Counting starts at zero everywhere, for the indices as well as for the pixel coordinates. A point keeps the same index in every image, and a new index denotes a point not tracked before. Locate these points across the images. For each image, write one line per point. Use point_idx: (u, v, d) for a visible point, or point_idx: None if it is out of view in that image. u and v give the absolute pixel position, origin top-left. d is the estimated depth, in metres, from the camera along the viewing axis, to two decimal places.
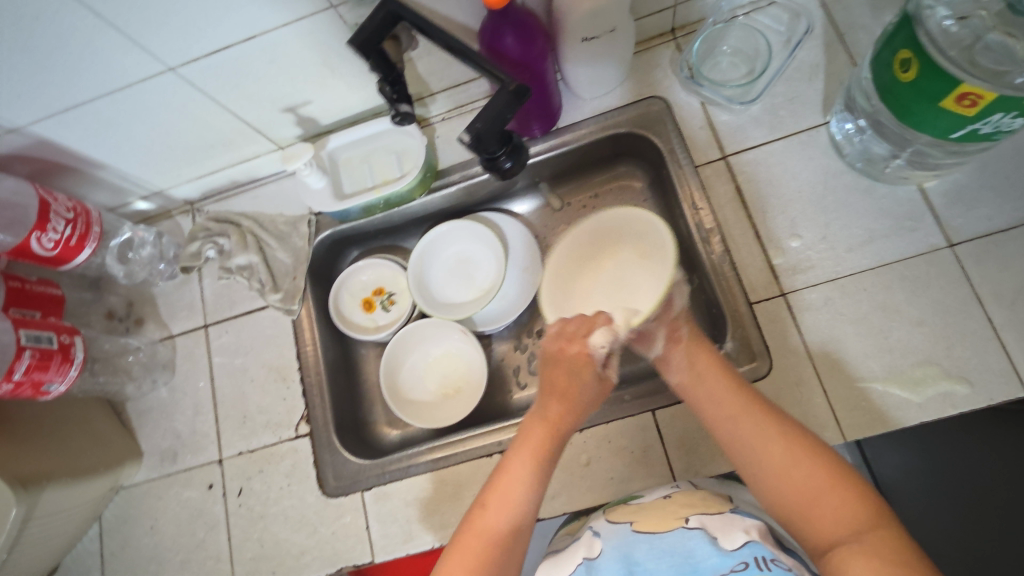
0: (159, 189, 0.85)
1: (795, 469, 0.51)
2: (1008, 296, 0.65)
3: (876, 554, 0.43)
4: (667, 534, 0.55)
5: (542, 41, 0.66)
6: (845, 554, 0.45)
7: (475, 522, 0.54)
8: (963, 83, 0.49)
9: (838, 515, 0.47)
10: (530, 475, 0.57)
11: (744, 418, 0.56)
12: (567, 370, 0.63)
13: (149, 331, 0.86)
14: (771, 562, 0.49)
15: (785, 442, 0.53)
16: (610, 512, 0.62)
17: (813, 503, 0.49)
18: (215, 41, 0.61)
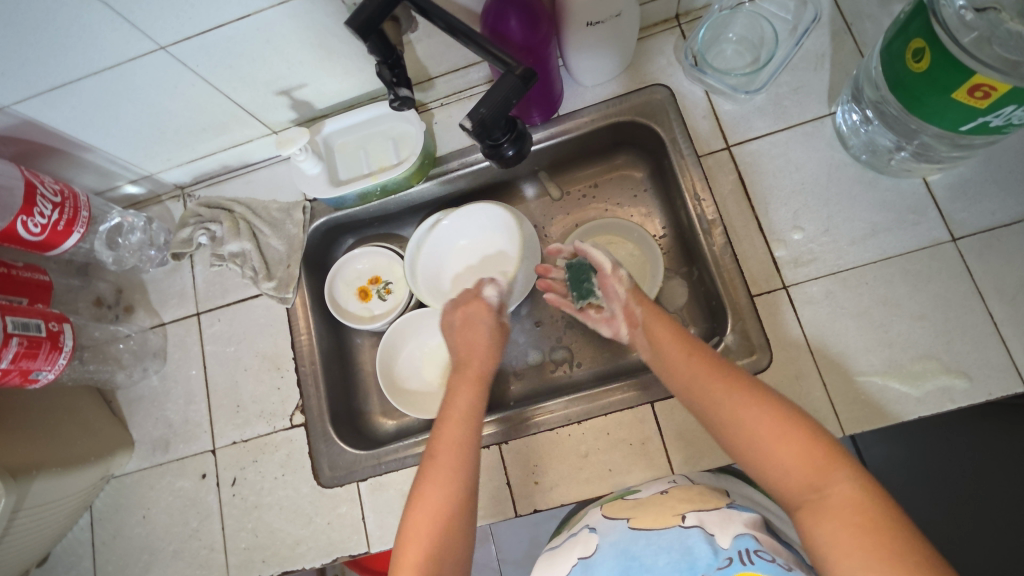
0: (149, 173, 0.83)
1: (745, 422, 0.51)
2: (1009, 290, 0.65)
3: (838, 517, 0.43)
4: (665, 531, 0.54)
5: (546, 26, 0.64)
6: (808, 515, 0.45)
7: (428, 471, 0.57)
8: (976, 74, 0.48)
9: (793, 467, 0.47)
10: (465, 411, 0.62)
11: (706, 382, 0.55)
12: (470, 323, 0.73)
13: (139, 319, 0.84)
14: (754, 554, 0.49)
15: (733, 395, 0.53)
16: (606, 507, 0.62)
17: (766, 457, 0.49)
18: (208, 20, 0.59)
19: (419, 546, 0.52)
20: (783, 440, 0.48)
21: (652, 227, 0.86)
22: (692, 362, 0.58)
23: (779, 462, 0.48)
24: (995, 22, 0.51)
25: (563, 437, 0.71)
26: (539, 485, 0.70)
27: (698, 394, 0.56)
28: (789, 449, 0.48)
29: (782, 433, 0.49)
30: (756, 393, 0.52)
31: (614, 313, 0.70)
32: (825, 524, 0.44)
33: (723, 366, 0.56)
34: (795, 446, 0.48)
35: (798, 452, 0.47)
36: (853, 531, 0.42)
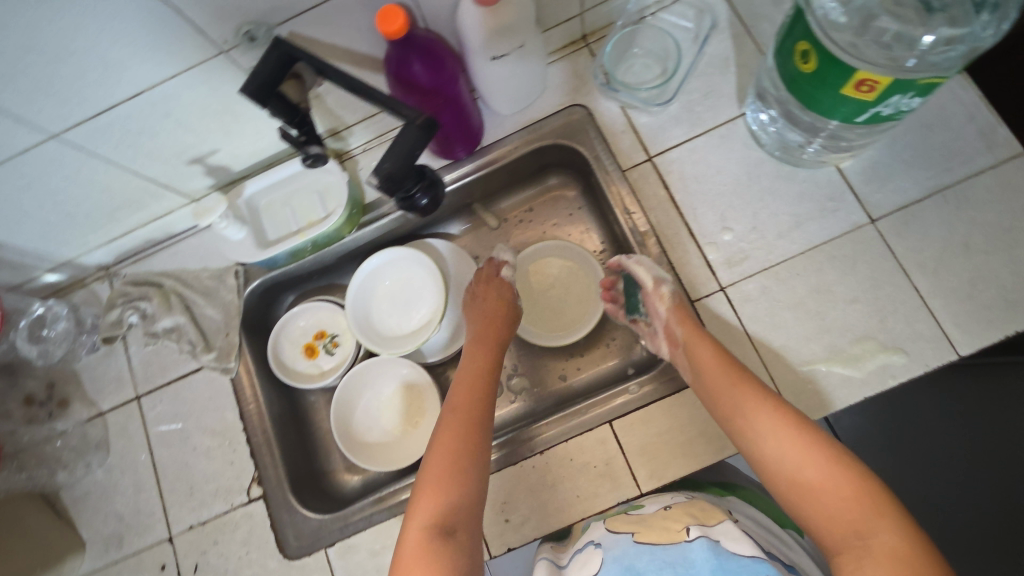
0: (67, 259, 0.80)
1: (791, 457, 0.52)
2: (930, 264, 0.67)
3: (882, 561, 0.45)
4: (670, 546, 0.54)
5: (450, 64, 0.64)
6: (847, 553, 0.47)
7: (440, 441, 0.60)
8: (859, 71, 0.50)
9: (837, 506, 0.49)
10: (473, 380, 0.67)
11: (756, 413, 0.56)
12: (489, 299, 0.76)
13: (75, 412, 0.80)
14: None
15: (782, 428, 0.54)
16: (611, 521, 0.63)
17: (811, 490, 0.51)
18: (98, 103, 0.57)
19: (433, 490, 0.56)
20: (829, 475, 0.50)
21: (591, 244, 0.86)
22: (742, 390, 0.58)
23: (821, 497, 0.50)
24: (869, 14, 0.53)
25: (529, 470, 0.70)
26: (510, 522, 0.69)
27: (745, 427, 0.57)
28: (836, 485, 0.49)
29: (832, 471, 0.50)
30: (806, 430, 0.53)
31: (658, 332, 0.69)
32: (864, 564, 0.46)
33: (770, 396, 0.57)
34: (841, 483, 0.49)
35: (843, 490, 0.49)
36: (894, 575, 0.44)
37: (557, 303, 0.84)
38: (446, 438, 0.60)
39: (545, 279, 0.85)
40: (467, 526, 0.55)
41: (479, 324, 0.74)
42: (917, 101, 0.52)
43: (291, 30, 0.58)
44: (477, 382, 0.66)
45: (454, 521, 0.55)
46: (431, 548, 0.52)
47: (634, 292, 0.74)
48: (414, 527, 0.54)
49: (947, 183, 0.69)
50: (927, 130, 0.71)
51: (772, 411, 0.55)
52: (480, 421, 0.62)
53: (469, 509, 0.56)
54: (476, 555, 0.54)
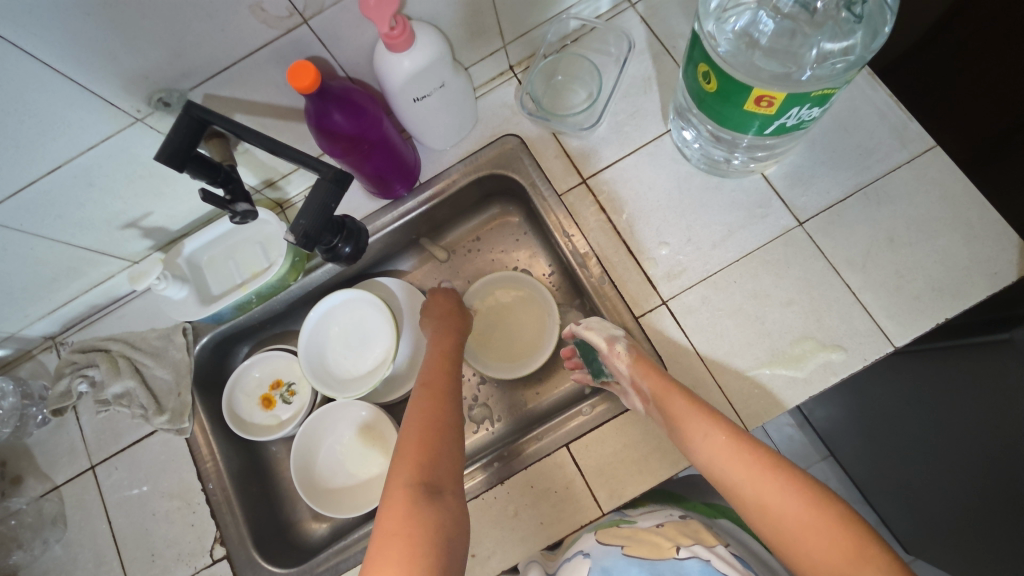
0: (10, 333, 0.78)
1: (770, 505, 0.50)
2: (859, 260, 0.69)
3: None
4: (660, 562, 0.55)
5: (370, 110, 0.65)
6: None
7: (416, 415, 0.60)
8: (755, 88, 0.52)
9: (823, 556, 0.46)
10: (442, 369, 0.68)
11: (734, 460, 0.54)
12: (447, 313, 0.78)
13: (29, 488, 0.78)
14: None
15: (758, 474, 0.52)
16: (600, 533, 0.62)
17: (797, 533, 0.48)
18: (16, 181, 0.57)
19: (414, 455, 0.54)
20: (813, 517, 0.48)
21: (540, 268, 0.87)
22: (716, 440, 0.56)
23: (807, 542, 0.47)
24: (750, 44, 0.58)
25: (491, 501, 0.70)
26: (477, 556, 0.68)
27: (723, 476, 0.54)
28: (817, 531, 0.47)
29: (813, 513, 0.48)
30: (787, 473, 0.51)
31: (628, 388, 0.66)
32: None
33: (745, 439, 0.55)
34: (825, 527, 0.47)
35: (828, 533, 0.47)
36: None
37: (508, 332, 0.85)
38: (422, 414, 0.60)
39: (495, 308, 0.86)
40: (452, 489, 0.53)
41: (442, 331, 0.76)
42: (815, 111, 0.54)
43: (206, 92, 0.60)
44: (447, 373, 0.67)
45: (438, 482, 0.53)
46: (417, 506, 0.49)
47: (595, 354, 0.71)
48: (397, 487, 0.51)
49: (867, 181, 0.71)
50: (844, 131, 0.73)
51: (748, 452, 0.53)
52: (452, 401, 0.63)
53: (453, 474, 0.55)
54: (462, 519, 0.52)
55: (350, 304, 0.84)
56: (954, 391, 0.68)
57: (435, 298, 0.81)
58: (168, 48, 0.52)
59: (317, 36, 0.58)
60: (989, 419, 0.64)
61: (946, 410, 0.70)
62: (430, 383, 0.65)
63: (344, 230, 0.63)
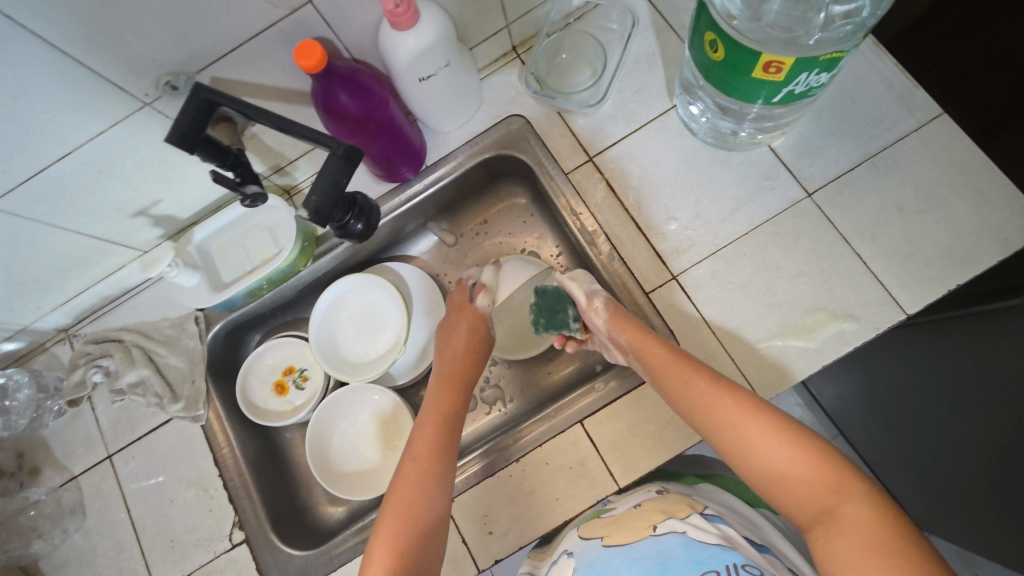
0: (23, 326, 0.79)
1: (753, 445, 0.51)
2: (869, 229, 0.69)
3: (850, 534, 0.44)
4: (638, 544, 0.55)
5: (376, 90, 0.65)
6: (824, 536, 0.45)
7: (396, 498, 0.60)
8: (763, 54, 0.52)
9: (805, 488, 0.48)
10: (435, 423, 0.67)
11: (718, 409, 0.55)
12: (457, 353, 0.75)
13: (48, 479, 0.79)
14: (743, 567, 0.49)
15: (742, 417, 0.53)
16: (583, 528, 0.63)
17: (780, 471, 0.50)
18: (28, 168, 0.57)
19: (388, 553, 0.56)
20: (798, 455, 0.49)
21: (548, 249, 0.88)
22: (697, 386, 0.57)
23: (792, 481, 0.49)
24: (756, 12, 0.58)
25: (505, 481, 0.70)
26: (494, 534, 0.69)
27: (705, 421, 0.56)
28: (797, 468, 0.49)
29: (793, 453, 0.50)
30: (767, 414, 0.52)
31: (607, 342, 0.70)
32: (841, 543, 0.44)
33: (725, 386, 0.56)
34: (805, 460, 0.49)
35: (810, 466, 0.48)
36: (869, 551, 0.42)
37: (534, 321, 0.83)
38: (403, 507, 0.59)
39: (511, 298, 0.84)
40: None
41: (447, 370, 0.73)
42: (824, 76, 0.54)
43: (213, 75, 0.60)
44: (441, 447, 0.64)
45: None
46: None
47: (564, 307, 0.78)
48: None
49: (875, 150, 0.71)
50: (851, 100, 0.73)
51: (729, 397, 0.54)
52: (435, 488, 0.61)
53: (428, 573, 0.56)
54: None
55: (358, 290, 0.84)
56: (963, 361, 0.67)
57: (455, 327, 0.77)
58: (175, 29, 0.52)
59: (322, 16, 0.58)
60: (994, 383, 0.64)
61: (949, 379, 0.71)
62: (417, 452, 0.64)
63: (355, 206, 0.63)
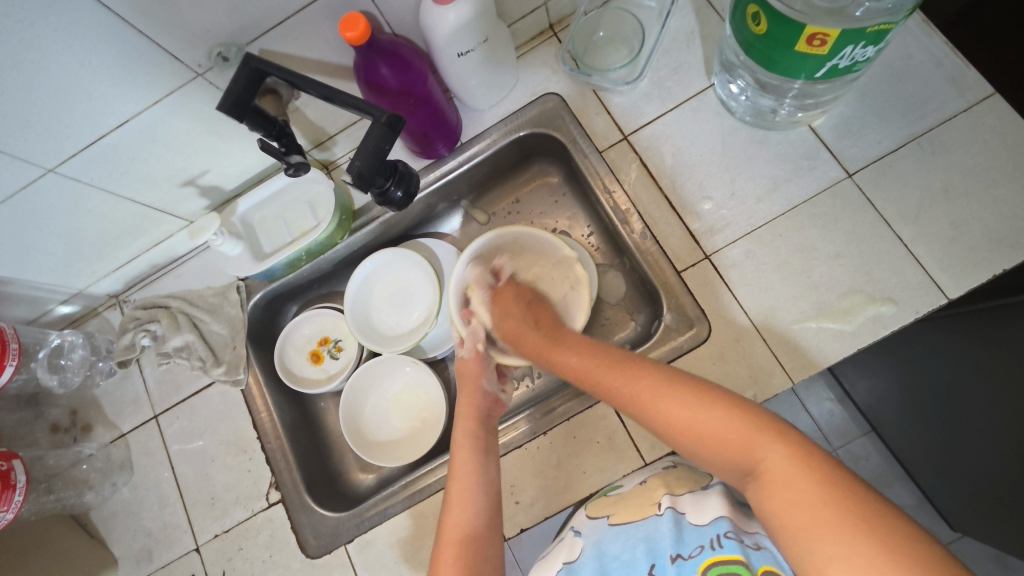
0: (78, 290, 0.83)
1: (675, 419, 0.53)
2: (911, 212, 0.67)
3: (777, 483, 0.44)
4: (643, 522, 0.58)
5: (416, 64, 0.66)
6: (754, 491, 0.46)
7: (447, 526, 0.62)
8: (807, 25, 0.51)
9: (728, 447, 0.48)
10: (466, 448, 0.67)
11: (639, 390, 0.57)
12: (471, 380, 0.76)
13: (98, 435, 0.83)
14: (723, 538, 0.53)
15: (662, 393, 0.55)
16: (591, 506, 0.64)
17: (702, 435, 0.51)
18: (88, 134, 0.60)
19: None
20: (710, 418, 0.50)
21: (580, 229, 0.88)
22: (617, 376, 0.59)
23: (718, 445, 0.49)
24: None
25: (532, 454, 0.71)
26: (521, 503, 0.70)
27: (633, 405, 0.57)
28: (719, 430, 0.49)
29: (711, 418, 0.50)
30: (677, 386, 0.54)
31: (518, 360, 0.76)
32: (768, 496, 0.44)
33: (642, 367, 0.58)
34: (721, 422, 0.50)
35: (724, 426, 0.49)
36: (790, 498, 0.43)
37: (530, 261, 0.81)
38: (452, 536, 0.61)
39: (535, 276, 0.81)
40: None
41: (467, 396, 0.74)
42: (870, 50, 0.53)
43: (261, 47, 0.62)
44: (466, 480, 0.64)
45: None
46: None
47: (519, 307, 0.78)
48: None
49: (921, 131, 0.69)
50: (897, 79, 0.71)
51: (644, 377, 0.57)
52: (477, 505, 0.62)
53: None
54: None
55: (392, 264, 0.86)
56: (995, 355, 0.66)
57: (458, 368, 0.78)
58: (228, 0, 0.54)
59: None
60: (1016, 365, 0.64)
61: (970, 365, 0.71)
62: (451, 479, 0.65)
63: (396, 173, 0.65)
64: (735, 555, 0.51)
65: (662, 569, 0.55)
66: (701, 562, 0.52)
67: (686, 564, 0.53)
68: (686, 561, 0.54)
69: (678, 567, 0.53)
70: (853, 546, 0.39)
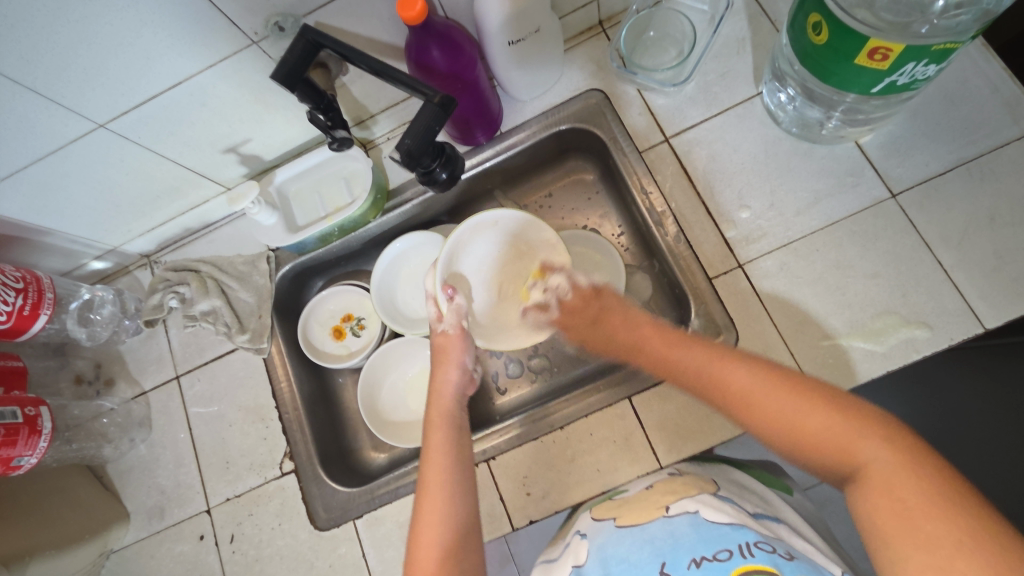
0: (112, 247, 0.84)
1: (767, 405, 0.51)
2: (955, 237, 0.66)
3: (886, 486, 0.42)
4: (649, 525, 0.57)
5: (467, 49, 0.66)
6: (856, 494, 0.44)
7: (422, 518, 0.56)
8: (871, 39, 0.50)
9: (830, 442, 0.46)
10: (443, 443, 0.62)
11: (723, 373, 0.55)
12: (446, 359, 0.70)
13: (120, 391, 0.84)
14: (754, 546, 0.50)
15: (758, 380, 0.53)
16: (596, 510, 0.64)
17: (800, 436, 0.48)
18: (142, 93, 0.61)
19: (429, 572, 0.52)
20: (812, 421, 0.48)
21: (610, 227, 0.87)
22: (704, 358, 0.58)
23: (816, 439, 0.47)
24: None
25: (548, 446, 0.71)
26: (532, 495, 0.70)
27: (715, 393, 0.56)
28: (819, 425, 0.47)
29: (807, 410, 0.48)
30: (764, 372, 0.53)
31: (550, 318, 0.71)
32: (872, 498, 0.43)
33: (732, 353, 0.56)
34: (820, 419, 0.47)
35: (827, 427, 0.47)
36: (892, 509, 0.41)
37: (529, 253, 0.76)
38: (427, 531, 0.55)
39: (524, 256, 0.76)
40: None
41: (445, 373, 0.69)
42: (932, 69, 0.52)
43: (317, 20, 0.62)
44: (445, 468, 0.60)
45: None
46: None
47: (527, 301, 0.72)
48: None
49: (970, 156, 0.68)
50: (950, 102, 0.70)
51: (731, 364, 0.55)
52: (459, 495, 0.58)
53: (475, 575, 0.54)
54: None
55: (421, 246, 0.86)
56: (1015, 387, 0.65)
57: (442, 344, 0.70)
58: None
59: None
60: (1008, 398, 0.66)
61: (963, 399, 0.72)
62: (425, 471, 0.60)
63: (443, 155, 0.65)
64: (769, 567, 0.48)
65: (674, 567, 0.52)
66: (733, 568, 0.49)
67: (713, 568, 0.50)
68: (712, 564, 0.50)
69: (702, 569, 0.50)
70: (955, 561, 0.37)
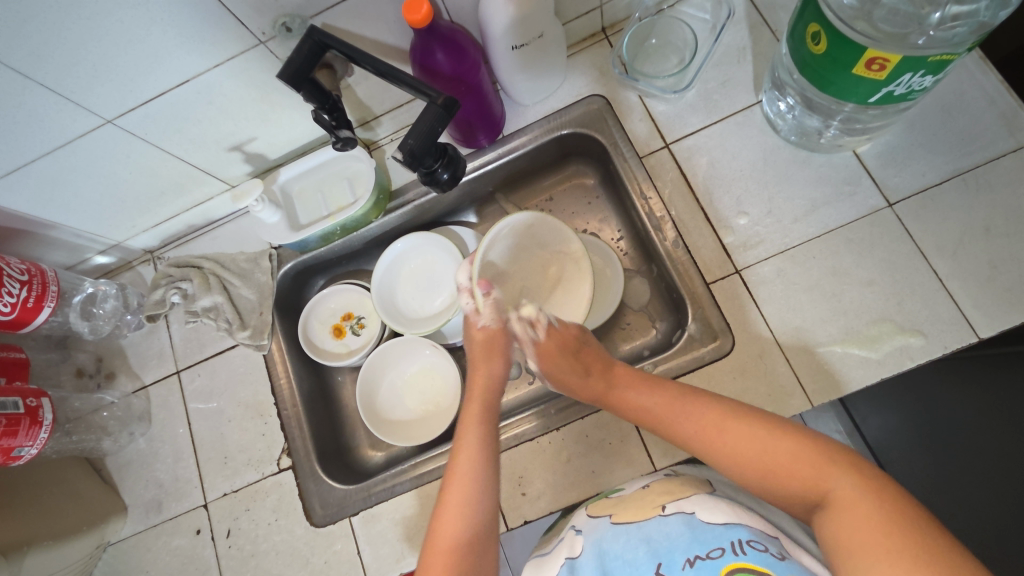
0: (116, 242, 0.85)
1: (732, 439, 0.54)
2: (950, 246, 0.67)
3: (853, 509, 0.45)
4: (645, 523, 0.57)
5: (471, 53, 0.67)
6: (823, 518, 0.46)
7: (442, 512, 0.57)
8: (869, 49, 0.51)
9: (797, 471, 0.49)
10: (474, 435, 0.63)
11: (690, 409, 0.58)
12: (490, 356, 0.72)
13: (121, 384, 0.85)
14: (747, 545, 0.50)
15: (722, 418, 0.56)
16: (593, 507, 0.64)
17: (765, 467, 0.51)
18: (150, 90, 0.62)
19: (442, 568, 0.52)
20: (777, 454, 0.51)
21: (610, 232, 0.88)
22: (672, 395, 0.61)
23: (783, 470, 0.50)
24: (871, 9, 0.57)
25: (545, 446, 0.72)
26: (527, 495, 0.71)
27: (680, 429, 0.58)
28: (785, 457, 0.50)
29: (772, 442, 0.52)
30: (727, 410, 0.56)
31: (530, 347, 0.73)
32: (839, 522, 0.45)
33: (695, 392, 0.60)
34: (786, 450, 0.51)
35: (793, 457, 0.50)
36: (860, 528, 0.44)
37: (552, 264, 0.80)
38: (445, 526, 0.55)
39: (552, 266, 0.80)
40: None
41: (485, 369, 0.71)
42: (929, 79, 0.53)
43: (324, 22, 0.63)
44: (473, 459, 0.60)
45: None
46: None
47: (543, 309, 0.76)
48: None
49: (967, 167, 0.69)
50: (947, 113, 0.71)
51: (698, 401, 0.58)
52: (486, 488, 0.58)
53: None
54: None
55: (422, 246, 0.87)
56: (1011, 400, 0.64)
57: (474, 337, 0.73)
58: None
59: None
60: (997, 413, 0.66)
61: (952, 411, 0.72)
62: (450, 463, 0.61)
63: (445, 155, 0.66)
64: (762, 567, 0.48)
65: (669, 568, 0.52)
66: (724, 566, 0.49)
67: (705, 566, 0.51)
68: (705, 563, 0.51)
69: (695, 568, 0.50)
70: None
